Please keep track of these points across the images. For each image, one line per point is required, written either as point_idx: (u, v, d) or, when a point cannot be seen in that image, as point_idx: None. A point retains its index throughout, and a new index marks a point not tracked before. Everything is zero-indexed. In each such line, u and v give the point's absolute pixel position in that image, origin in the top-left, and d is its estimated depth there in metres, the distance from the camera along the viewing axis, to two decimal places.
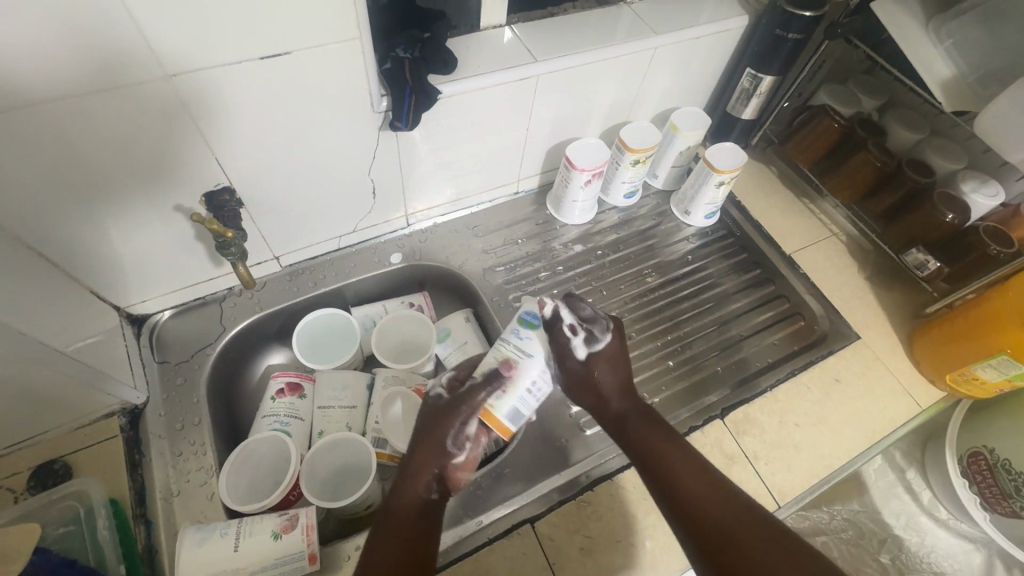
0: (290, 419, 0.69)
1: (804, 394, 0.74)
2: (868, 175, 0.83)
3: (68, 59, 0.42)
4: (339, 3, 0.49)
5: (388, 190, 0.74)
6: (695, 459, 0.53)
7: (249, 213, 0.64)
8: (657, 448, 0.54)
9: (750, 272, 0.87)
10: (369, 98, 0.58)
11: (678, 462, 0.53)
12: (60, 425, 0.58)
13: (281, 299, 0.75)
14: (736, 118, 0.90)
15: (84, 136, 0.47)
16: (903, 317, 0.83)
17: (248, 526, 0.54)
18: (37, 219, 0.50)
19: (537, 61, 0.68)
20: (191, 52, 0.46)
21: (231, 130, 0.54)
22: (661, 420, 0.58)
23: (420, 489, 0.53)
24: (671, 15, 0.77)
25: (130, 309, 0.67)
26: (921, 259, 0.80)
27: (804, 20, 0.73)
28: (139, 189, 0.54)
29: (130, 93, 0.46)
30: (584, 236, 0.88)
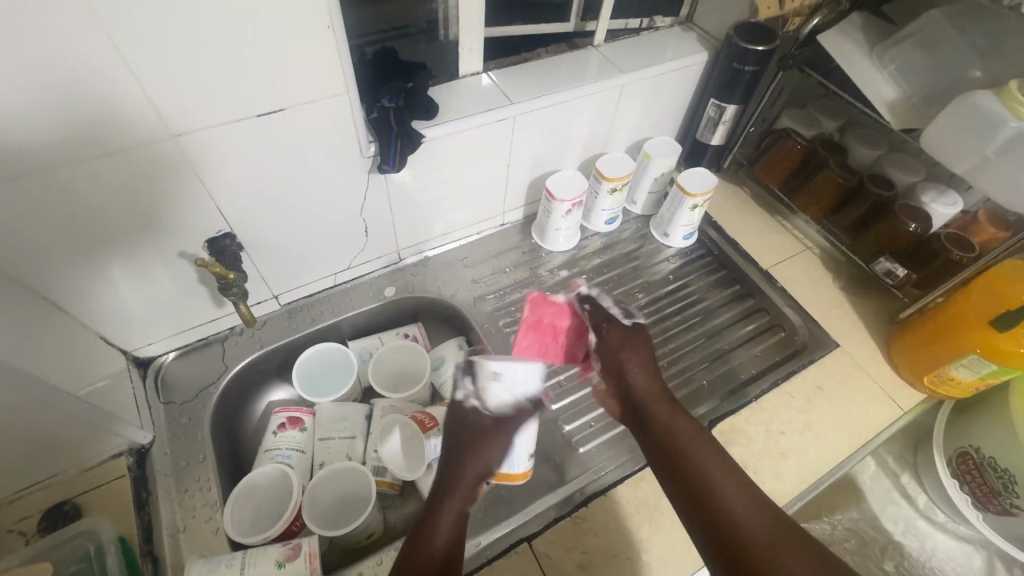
0: (292, 453, 0.71)
1: (788, 402, 0.77)
2: (834, 192, 0.88)
3: (84, 126, 0.47)
4: (327, 64, 0.54)
5: (380, 228, 0.78)
6: (736, 467, 0.54)
7: (248, 256, 0.68)
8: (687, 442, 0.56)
9: (730, 288, 0.91)
10: (358, 145, 0.64)
11: (722, 470, 0.53)
12: (69, 467, 0.61)
13: (280, 336, 0.78)
14: (706, 144, 0.95)
15: (97, 193, 0.52)
16: (880, 324, 0.86)
17: (253, 557, 0.55)
18: (51, 270, 0.54)
19: (512, 103, 0.73)
20: (193, 114, 0.50)
21: (231, 180, 0.58)
22: (699, 426, 0.58)
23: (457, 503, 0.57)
24: (636, 55, 0.83)
25: (135, 352, 0.70)
26: (890, 267, 0.84)
27: (758, 54, 0.79)
28: (146, 238, 0.58)
29: (141, 152, 0.51)
30: (570, 262, 0.92)
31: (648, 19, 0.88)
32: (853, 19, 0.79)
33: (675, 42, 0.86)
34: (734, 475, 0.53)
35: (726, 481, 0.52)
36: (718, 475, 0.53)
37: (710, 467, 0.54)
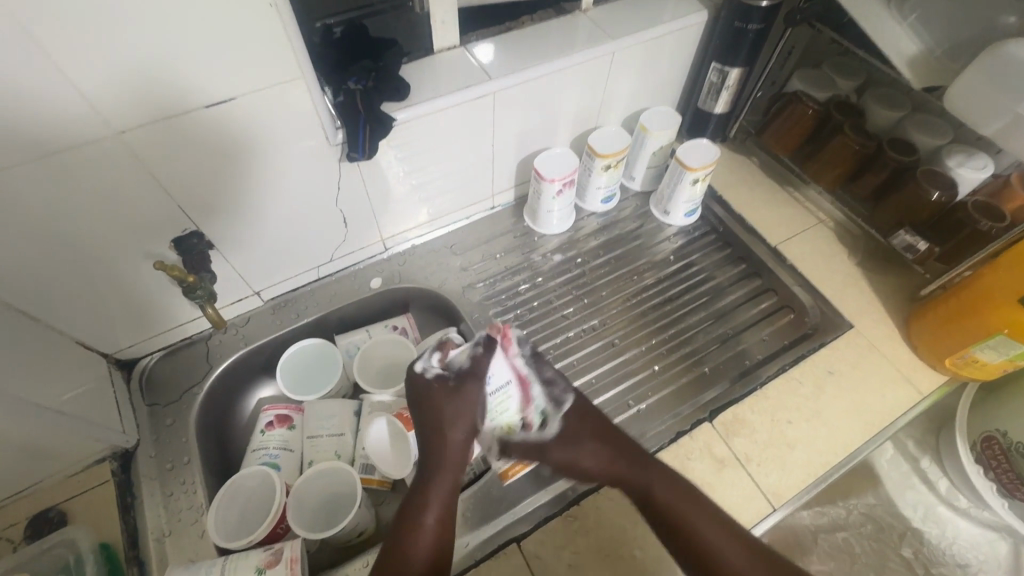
0: (280, 451, 0.70)
1: (797, 389, 0.72)
2: (849, 159, 0.81)
3: (14, 127, 0.44)
4: (277, 47, 0.50)
5: (360, 218, 0.75)
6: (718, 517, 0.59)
7: (220, 254, 0.66)
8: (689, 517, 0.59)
9: (737, 267, 0.86)
10: (323, 132, 0.60)
11: (701, 514, 0.59)
12: (55, 473, 0.60)
13: (264, 334, 0.76)
14: (709, 113, 0.88)
15: (44, 197, 0.49)
16: (899, 302, 0.80)
17: (232, 563, 0.55)
18: (10, 277, 0.52)
19: (492, 78, 0.68)
20: (135, 108, 0.47)
21: (188, 176, 0.55)
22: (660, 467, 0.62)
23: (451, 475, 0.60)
24: (629, 18, 0.77)
25: (117, 355, 0.69)
26: (910, 241, 0.77)
27: (763, 10, 0.72)
28: (108, 241, 0.56)
29: (84, 151, 0.48)
30: (566, 244, 0.88)
31: None
32: None
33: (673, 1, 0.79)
34: (723, 526, 0.58)
35: (713, 532, 0.58)
36: (690, 515, 0.59)
37: (706, 531, 0.58)
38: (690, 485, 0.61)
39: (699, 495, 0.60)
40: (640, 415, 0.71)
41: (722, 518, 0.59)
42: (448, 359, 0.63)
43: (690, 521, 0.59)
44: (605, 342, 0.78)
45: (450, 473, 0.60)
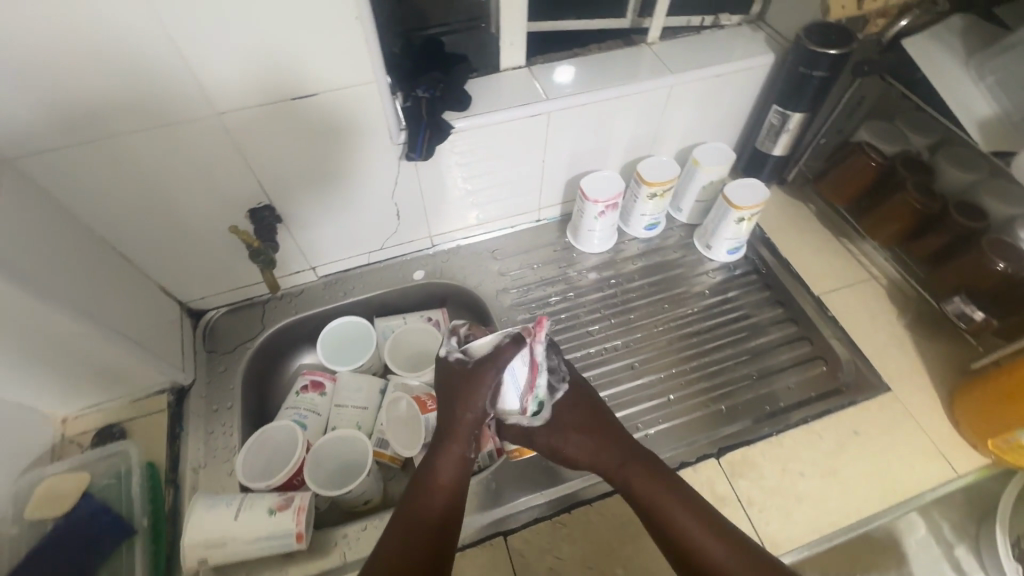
0: (308, 413, 0.77)
1: (815, 443, 0.70)
2: (908, 217, 0.79)
3: (140, 102, 0.52)
4: (358, 53, 0.57)
5: (411, 214, 0.81)
6: (692, 503, 0.58)
7: (286, 229, 0.74)
8: (664, 504, 0.58)
9: (774, 311, 0.84)
10: (387, 132, 0.66)
11: (673, 500, 0.58)
12: (123, 396, 0.70)
13: (314, 306, 0.84)
14: (767, 154, 0.88)
15: (153, 161, 0.58)
16: (946, 372, 0.76)
17: (251, 500, 0.60)
18: (116, 223, 0.63)
19: (547, 99, 0.73)
20: (234, 95, 0.55)
21: (269, 156, 0.63)
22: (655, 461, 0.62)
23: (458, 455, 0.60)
24: (692, 55, 0.79)
25: (190, 303, 0.79)
26: (963, 308, 0.73)
27: (830, 59, 0.71)
28: (197, 205, 0.65)
29: (189, 128, 0.57)
30: (603, 264, 0.90)
31: (712, 16, 0.83)
32: (952, 21, 0.69)
33: (740, 42, 0.80)
34: (697, 511, 0.57)
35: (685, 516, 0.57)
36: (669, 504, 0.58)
37: (676, 514, 0.57)
38: (674, 479, 0.60)
39: (674, 481, 0.60)
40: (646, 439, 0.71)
41: (704, 509, 0.58)
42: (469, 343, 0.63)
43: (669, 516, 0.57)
44: (625, 363, 0.79)
45: (465, 446, 0.60)
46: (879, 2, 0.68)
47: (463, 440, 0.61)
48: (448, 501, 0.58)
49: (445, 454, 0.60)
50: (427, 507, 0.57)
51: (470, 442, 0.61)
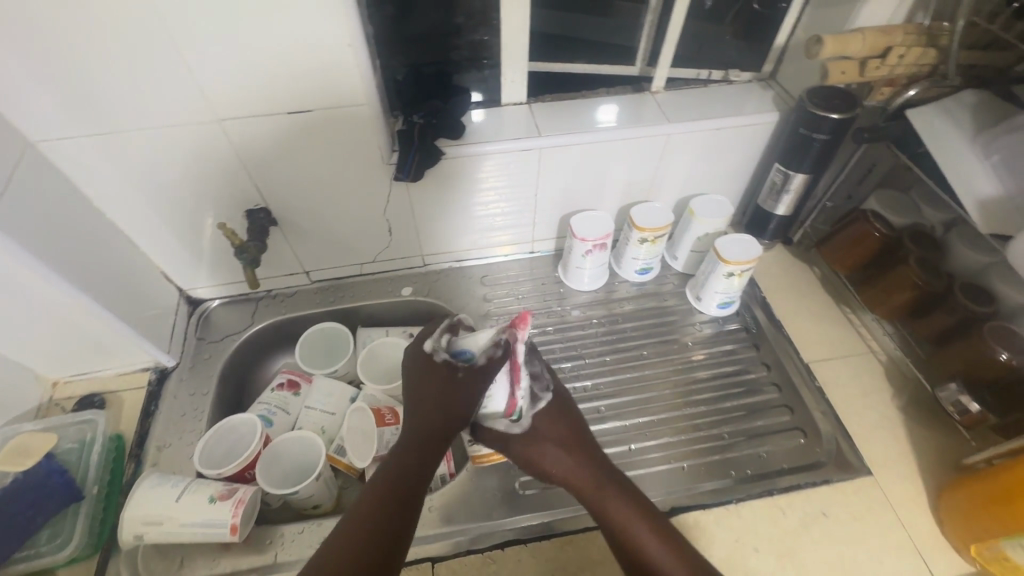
0: (277, 410, 0.79)
1: (778, 518, 0.66)
2: (910, 294, 0.74)
3: (152, 103, 0.58)
4: (353, 77, 0.61)
5: (404, 231, 0.84)
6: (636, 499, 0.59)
7: (282, 232, 0.78)
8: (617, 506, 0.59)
9: (758, 372, 0.80)
10: (380, 152, 0.69)
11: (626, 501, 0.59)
12: (111, 368, 0.75)
13: (303, 308, 0.87)
14: (769, 212, 0.86)
15: (161, 157, 0.64)
16: (939, 464, 0.70)
17: (196, 485, 0.62)
18: (126, 210, 0.69)
19: (542, 137, 0.75)
20: (236, 105, 0.60)
21: (267, 162, 0.68)
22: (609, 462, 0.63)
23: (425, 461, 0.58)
24: (694, 107, 0.79)
25: (190, 291, 0.84)
26: (961, 399, 0.68)
27: (832, 122, 0.70)
28: (202, 202, 0.71)
29: (193, 129, 0.62)
30: (590, 303, 0.90)
31: (722, 71, 0.83)
32: (965, 97, 0.67)
33: (747, 99, 0.80)
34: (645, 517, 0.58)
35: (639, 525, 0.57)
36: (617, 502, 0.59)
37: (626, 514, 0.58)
38: (650, 505, 0.59)
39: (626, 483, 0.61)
40: None
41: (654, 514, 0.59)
42: (451, 345, 0.63)
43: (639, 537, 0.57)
44: (591, 405, 0.77)
45: (434, 449, 0.59)
46: (884, 71, 0.67)
47: (433, 442, 0.59)
48: (405, 505, 0.54)
49: (414, 456, 0.58)
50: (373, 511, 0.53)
51: (439, 445, 0.59)
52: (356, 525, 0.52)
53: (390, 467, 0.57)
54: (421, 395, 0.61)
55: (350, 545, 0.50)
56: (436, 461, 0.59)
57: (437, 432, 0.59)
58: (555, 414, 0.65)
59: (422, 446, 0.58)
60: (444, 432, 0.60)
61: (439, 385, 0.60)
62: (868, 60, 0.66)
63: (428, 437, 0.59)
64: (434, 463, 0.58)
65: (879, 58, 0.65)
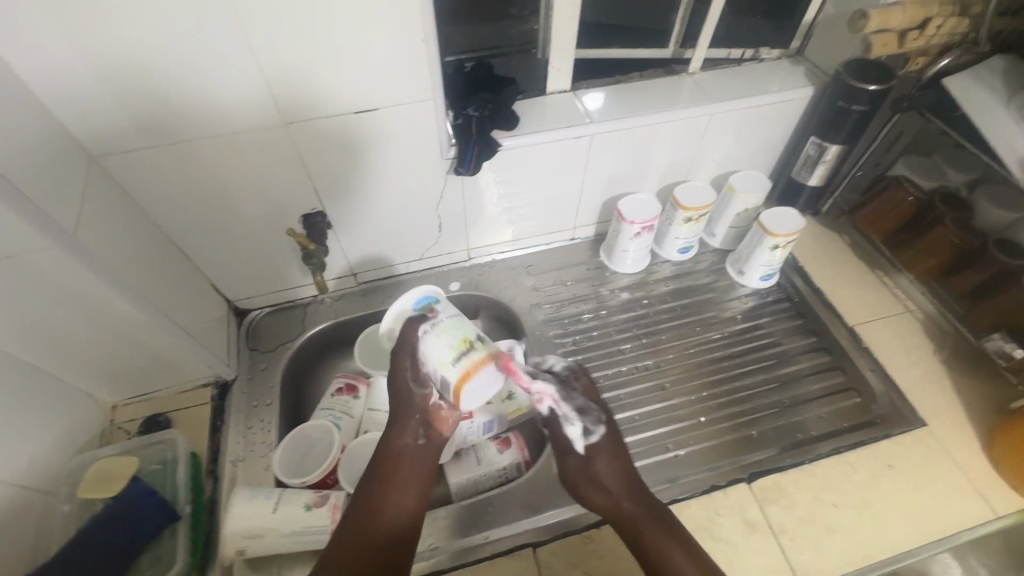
0: (342, 415, 0.76)
1: (848, 474, 0.70)
2: (946, 252, 0.79)
3: (217, 108, 0.57)
4: (421, 73, 0.61)
5: (453, 225, 0.84)
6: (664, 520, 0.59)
7: (335, 235, 0.77)
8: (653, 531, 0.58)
9: (806, 339, 0.84)
10: (439, 146, 0.70)
11: (656, 524, 0.59)
12: (171, 386, 0.73)
13: (353, 310, 0.86)
14: (802, 184, 0.89)
15: (223, 166, 0.62)
16: (985, 410, 0.75)
17: (288, 495, 0.62)
18: (182, 224, 0.67)
19: (593, 122, 0.76)
20: (306, 107, 0.60)
21: (328, 164, 0.67)
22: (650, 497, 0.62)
23: (407, 437, 0.60)
24: (731, 86, 0.81)
25: (237, 302, 0.82)
26: (1005, 346, 0.72)
27: (870, 93, 0.73)
28: (259, 210, 0.69)
29: (259, 134, 0.61)
30: (635, 285, 0.91)
31: (752, 50, 0.85)
32: (994, 62, 0.71)
33: (780, 76, 0.83)
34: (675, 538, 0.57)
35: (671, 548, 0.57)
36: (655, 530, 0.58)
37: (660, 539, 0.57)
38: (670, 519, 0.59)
39: (657, 507, 0.60)
40: (675, 461, 0.72)
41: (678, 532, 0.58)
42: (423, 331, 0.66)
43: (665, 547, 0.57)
44: (654, 383, 0.80)
45: (412, 432, 0.60)
46: (921, 41, 0.70)
47: (409, 424, 0.60)
48: (397, 486, 0.58)
49: (395, 443, 0.60)
50: (363, 507, 0.57)
51: (416, 426, 0.60)
52: (349, 524, 0.55)
53: (379, 459, 0.60)
54: (391, 378, 0.61)
55: (349, 537, 0.55)
56: (415, 442, 0.60)
57: (406, 407, 0.60)
58: (615, 458, 0.64)
59: (398, 429, 0.60)
60: (416, 413, 0.60)
61: (393, 361, 0.60)
62: (907, 32, 0.69)
63: (404, 417, 0.61)
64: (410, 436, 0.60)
65: (917, 30, 0.69)
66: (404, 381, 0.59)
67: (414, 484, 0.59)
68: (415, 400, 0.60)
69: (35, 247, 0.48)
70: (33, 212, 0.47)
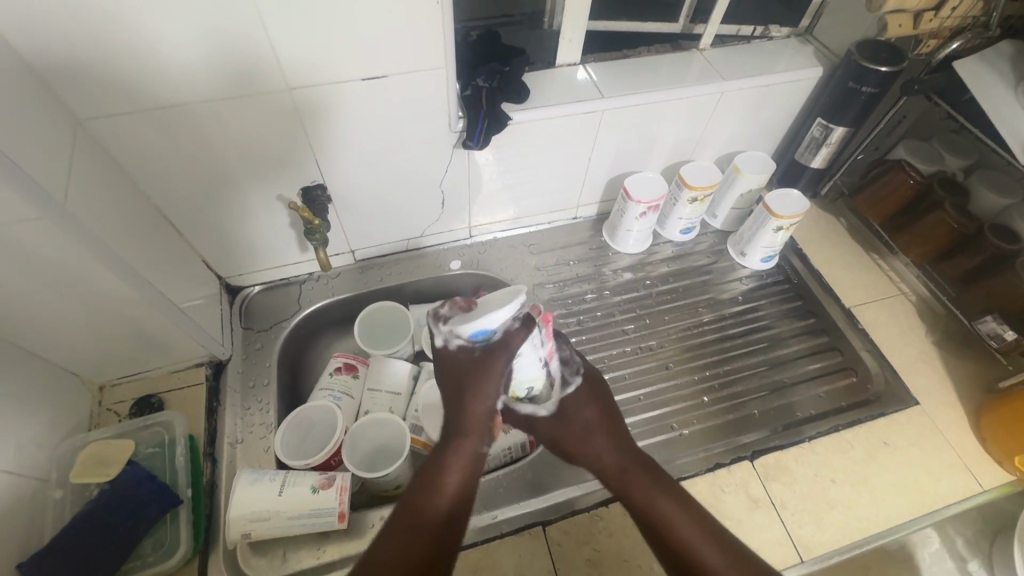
0: (342, 395, 0.74)
1: (846, 451, 0.72)
2: (943, 236, 0.80)
3: (216, 71, 0.53)
4: (433, 38, 0.58)
5: (456, 202, 0.81)
6: (704, 524, 0.52)
7: (335, 209, 0.74)
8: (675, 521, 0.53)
9: (805, 321, 0.85)
10: (447, 119, 0.67)
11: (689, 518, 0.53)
12: (162, 366, 0.69)
13: (350, 288, 0.83)
14: (805, 166, 0.90)
15: (218, 133, 0.59)
16: (972, 390, 0.78)
17: (293, 477, 0.60)
18: (173, 195, 0.63)
19: (603, 98, 0.73)
20: (310, 72, 0.56)
21: (331, 134, 0.63)
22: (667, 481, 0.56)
23: (475, 446, 0.53)
24: (742, 64, 0.80)
25: (228, 280, 0.78)
26: (996, 328, 0.75)
27: (880, 75, 0.72)
28: (256, 181, 0.66)
29: (260, 100, 0.57)
30: (636, 265, 0.91)
31: (763, 27, 0.84)
32: (1003, 48, 0.71)
33: (791, 54, 0.82)
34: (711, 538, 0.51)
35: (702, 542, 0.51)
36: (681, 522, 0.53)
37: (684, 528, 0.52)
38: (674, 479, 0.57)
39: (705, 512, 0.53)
40: (680, 439, 0.73)
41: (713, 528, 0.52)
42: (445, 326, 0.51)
43: (660, 514, 0.53)
44: (658, 363, 0.80)
45: (478, 440, 0.53)
46: (935, 22, 0.70)
47: (476, 436, 0.53)
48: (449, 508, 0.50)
49: (459, 448, 0.52)
50: (421, 509, 0.49)
51: (483, 437, 0.54)
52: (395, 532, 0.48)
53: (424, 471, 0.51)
54: (448, 379, 0.53)
55: (398, 542, 0.47)
56: (478, 453, 0.53)
57: (483, 416, 0.53)
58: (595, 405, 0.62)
59: (459, 438, 0.53)
60: (486, 419, 0.54)
61: (469, 377, 0.52)
62: (923, 13, 0.69)
63: (469, 424, 0.53)
64: (476, 445, 0.53)
65: (933, 11, 0.69)
66: (486, 395, 0.52)
67: (460, 491, 0.51)
68: (493, 408, 0.54)
69: (22, 218, 0.45)
70: (21, 181, 0.43)
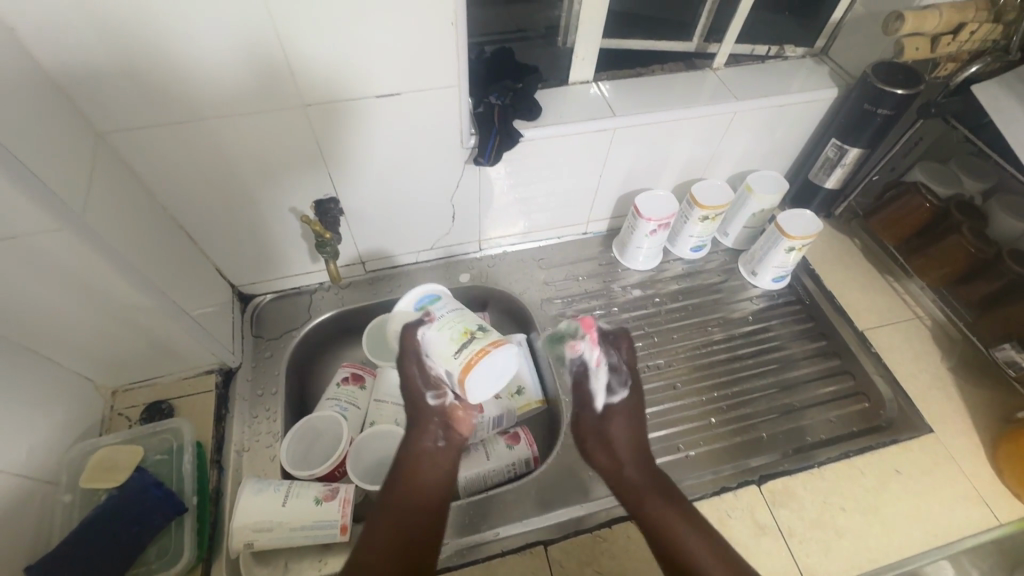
0: (348, 406, 0.74)
1: (856, 479, 0.70)
2: (961, 260, 0.78)
3: (232, 86, 0.54)
4: (446, 56, 0.58)
5: (466, 216, 0.82)
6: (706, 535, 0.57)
7: (347, 221, 0.75)
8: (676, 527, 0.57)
9: (816, 343, 0.84)
10: (459, 135, 0.68)
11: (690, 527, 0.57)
12: (174, 372, 0.71)
13: (360, 298, 0.84)
14: (819, 186, 0.89)
15: (235, 146, 0.60)
16: (989, 419, 0.76)
17: (297, 488, 0.61)
18: (190, 206, 0.64)
19: (614, 115, 0.73)
20: (324, 88, 0.57)
21: (344, 149, 0.64)
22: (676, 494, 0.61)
23: (430, 439, 0.60)
24: (755, 84, 0.79)
25: (241, 288, 0.79)
26: (1013, 356, 0.73)
27: (896, 97, 0.72)
28: (270, 193, 0.67)
29: (276, 115, 0.58)
30: (646, 282, 0.90)
31: (777, 47, 0.84)
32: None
33: (805, 74, 0.82)
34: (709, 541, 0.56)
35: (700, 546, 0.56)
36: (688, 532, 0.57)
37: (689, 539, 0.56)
38: (677, 493, 0.61)
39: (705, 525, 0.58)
40: (686, 460, 0.72)
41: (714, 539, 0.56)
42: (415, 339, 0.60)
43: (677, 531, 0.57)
44: (665, 382, 0.79)
45: (431, 434, 0.61)
46: (953, 46, 0.69)
47: (426, 428, 0.61)
48: (423, 502, 0.57)
49: (417, 446, 0.60)
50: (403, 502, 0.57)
51: (433, 429, 0.61)
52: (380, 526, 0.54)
53: (401, 467, 0.59)
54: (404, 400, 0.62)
55: (383, 534, 0.54)
56: (433, 446, 0.60)
57: (423, 410, 0.61)
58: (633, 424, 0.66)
59: (418, 433, 0.60)
60: (434, 414, 0.61)
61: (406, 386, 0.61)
62: (940, 36, 0.69)
63: (423, 421, 0.61)
64: (428, 438, 0.60)
65: (951, 35, 0.68)
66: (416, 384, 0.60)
67: (432, 486, 0.59)
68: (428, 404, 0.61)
69: (43, 229, 0.46)
70: (42, 193, 0.45)
